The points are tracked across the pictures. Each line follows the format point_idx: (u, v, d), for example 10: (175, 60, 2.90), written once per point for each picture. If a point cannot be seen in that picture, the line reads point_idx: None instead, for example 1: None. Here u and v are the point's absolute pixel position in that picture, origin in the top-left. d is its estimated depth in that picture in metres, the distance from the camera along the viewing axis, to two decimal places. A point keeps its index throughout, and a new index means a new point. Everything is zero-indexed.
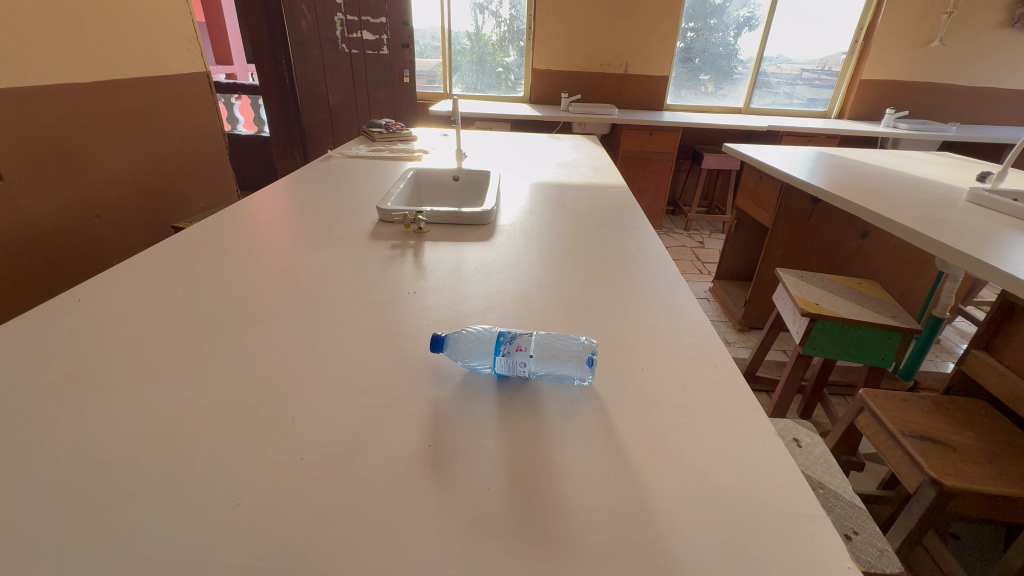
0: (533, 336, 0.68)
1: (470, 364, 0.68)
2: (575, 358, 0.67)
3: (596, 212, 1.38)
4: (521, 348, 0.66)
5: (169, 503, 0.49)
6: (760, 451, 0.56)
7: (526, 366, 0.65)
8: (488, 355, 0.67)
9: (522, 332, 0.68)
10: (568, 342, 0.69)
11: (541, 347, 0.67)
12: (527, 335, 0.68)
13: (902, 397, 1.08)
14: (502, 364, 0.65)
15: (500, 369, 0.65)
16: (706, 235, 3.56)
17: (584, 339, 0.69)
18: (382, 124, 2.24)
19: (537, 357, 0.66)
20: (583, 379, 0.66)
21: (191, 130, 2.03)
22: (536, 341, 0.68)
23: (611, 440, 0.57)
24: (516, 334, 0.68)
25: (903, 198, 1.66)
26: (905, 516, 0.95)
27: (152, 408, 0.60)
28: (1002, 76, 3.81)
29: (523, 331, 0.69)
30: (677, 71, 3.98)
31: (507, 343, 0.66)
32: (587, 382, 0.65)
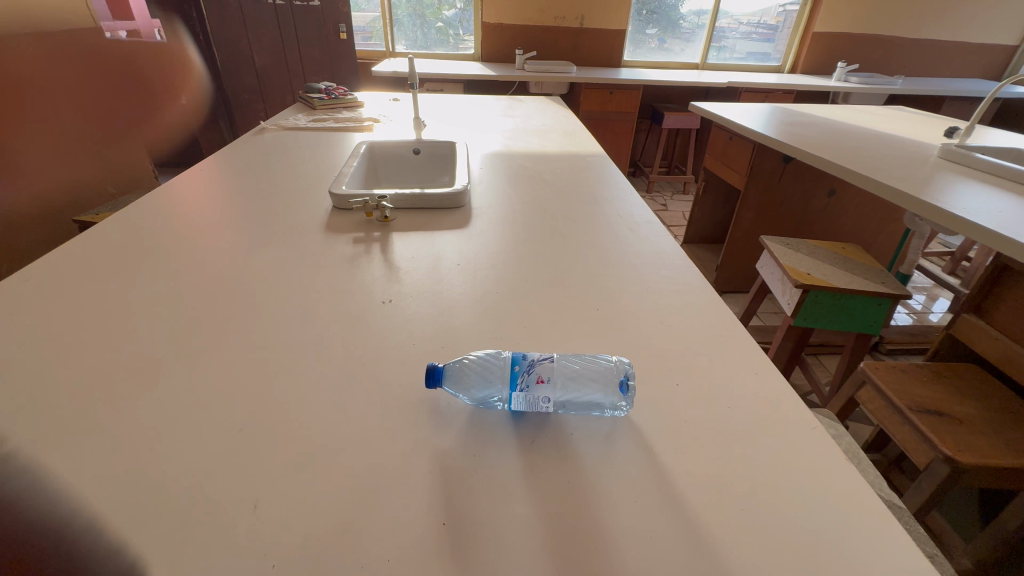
0: (554, 362, 0.56)
1: (478, 401, 0.55)
2: (604, 382, 0.56)
3: (579, 186, 1.25)
4: (542, 380, 0.54)
5: None
6: (836, 483, 0.48)
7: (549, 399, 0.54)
8: (500, 388, 0.55)
9: (540, 357, 0.56)
10: (592, 367, 0.58)
11: (564, 374, 0.56)
12: (547, 361, 0.56)
13: (901, 367, 1.05)
14: (518, 401, 0.53)
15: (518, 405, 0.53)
16: (668, 197, 3.52)
17: (613, 359, 0.58)
18: (322, 89, 1.96)
19: (562, 388, 0.54)
20: (618, 407, 0.55)
21: (87, 102, 1.69)
22: (557, 367, 0.56)
23: (664, 488, 0.47)
24: (535, 360, 0.56)
25: (879, 154, 1.62)
26: (914, 491, 0.93)
27: (54, 503, 0.44)
28: (940, 27, 3.93)
29: (541, 356, 0.57)
30: (631, 25, 3.82)
31: (523, 374, 0.54)
32: (622, 411, 0.54)
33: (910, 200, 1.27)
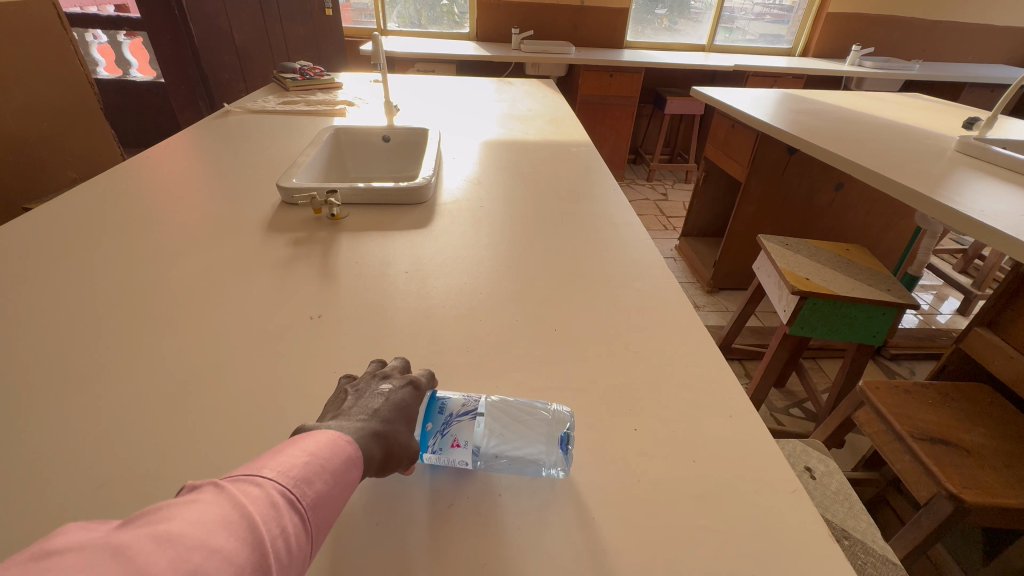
0: (477, 421, 0.48)
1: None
2: (542, 437, 0.47)
3: (558, 179, 1.15)
4: (457, 442, 0.46)
5: None
6: (817, 567, 0.39)
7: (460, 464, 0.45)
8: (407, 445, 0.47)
9: (461, 414, 0.49)
10: (522, 423, 0.49)
11: (487, 432, 0.47)
12: (468, 418, 0.48)
13: (904, 387, 0.96)
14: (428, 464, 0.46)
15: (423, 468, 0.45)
16: (669, 186, 3.39)
17: (553, 409, 0.50)
18: (296, 69, 1.85)
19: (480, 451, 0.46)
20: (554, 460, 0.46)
21: (42, 79, 1.58)
22: (479, 424, 0.48)
23: (601, 570, 0.38)
24: (454, 417, 0.48)
25: (890, 147, 1.50)
26: (912, 527, 0.84)
27: None
28: (964, 10, 3.72)
29: (463, 411, 0.49)
30: (636, 4, 3.63)
31: (435, 435, 0.47)
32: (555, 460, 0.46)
33: (921, 200, 1.16)
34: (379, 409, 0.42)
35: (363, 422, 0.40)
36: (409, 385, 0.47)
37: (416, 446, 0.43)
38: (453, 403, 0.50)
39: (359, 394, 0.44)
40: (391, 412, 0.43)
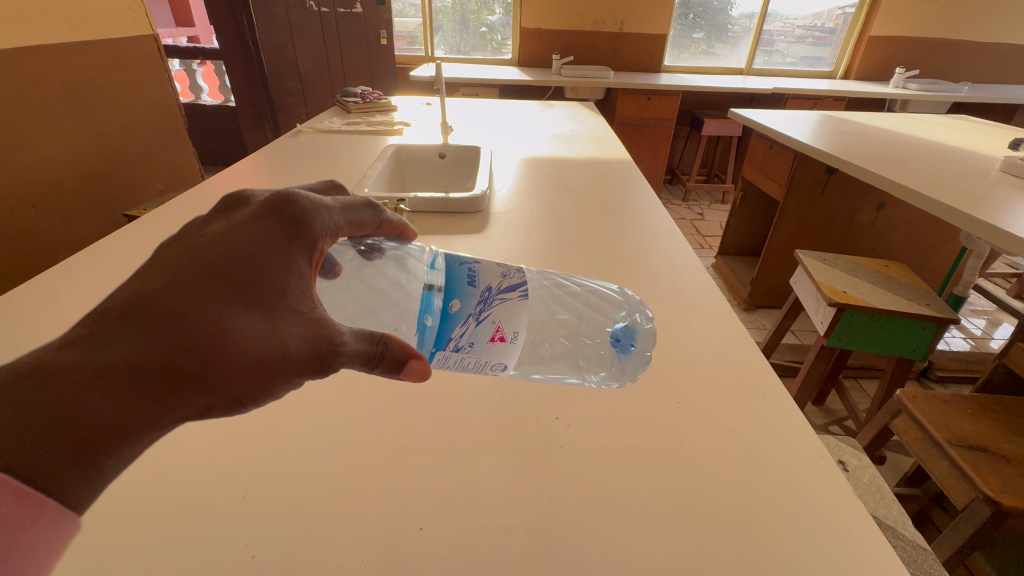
0: (522, 298, 0.54)
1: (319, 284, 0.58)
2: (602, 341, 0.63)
3: (600, 193, 1.23)
4: (496, 332, 0.52)
5: None
6: (844, 523, 0.44)
7: (494, 355, 0.52)
8: (428, 310, 0.52)
9: (499, 295, 0.54)
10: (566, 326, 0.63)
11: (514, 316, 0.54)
12: (513, 300, 0.54)
13: (942, 397, 0.97)
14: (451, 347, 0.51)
15: (443, 359, 0.51)
16: (706, 207, 3.42)
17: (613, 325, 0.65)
18: (357, 93, 2.02)
19: (515, 349, 0.53)
20: (616, 382, 0.60)
21: (141, 103, 1.80)
22: (510, 309, 0.54)
23: (650, 513, 0.45)
24: (494, 295, 0.54)
25: (932, 166, 1.51)
26: (952, 532, 0.86)
27: None
28: (1014, 32, 3.66)
29: (509, 288, 0.54)
30: (674, 29, 3.74)
31: (468, 319, 0.52)
32: (618, 386, 0.60)
33: (962, 218, 1.19)
34: (221, 308, 0.35)
35: (171, 328, 0.33)
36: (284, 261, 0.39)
37: (294, 354, 0.37)
38: (491, 274, 0.55)
39: (196, 272, 0.35)
40: (237, 313, 0.36)
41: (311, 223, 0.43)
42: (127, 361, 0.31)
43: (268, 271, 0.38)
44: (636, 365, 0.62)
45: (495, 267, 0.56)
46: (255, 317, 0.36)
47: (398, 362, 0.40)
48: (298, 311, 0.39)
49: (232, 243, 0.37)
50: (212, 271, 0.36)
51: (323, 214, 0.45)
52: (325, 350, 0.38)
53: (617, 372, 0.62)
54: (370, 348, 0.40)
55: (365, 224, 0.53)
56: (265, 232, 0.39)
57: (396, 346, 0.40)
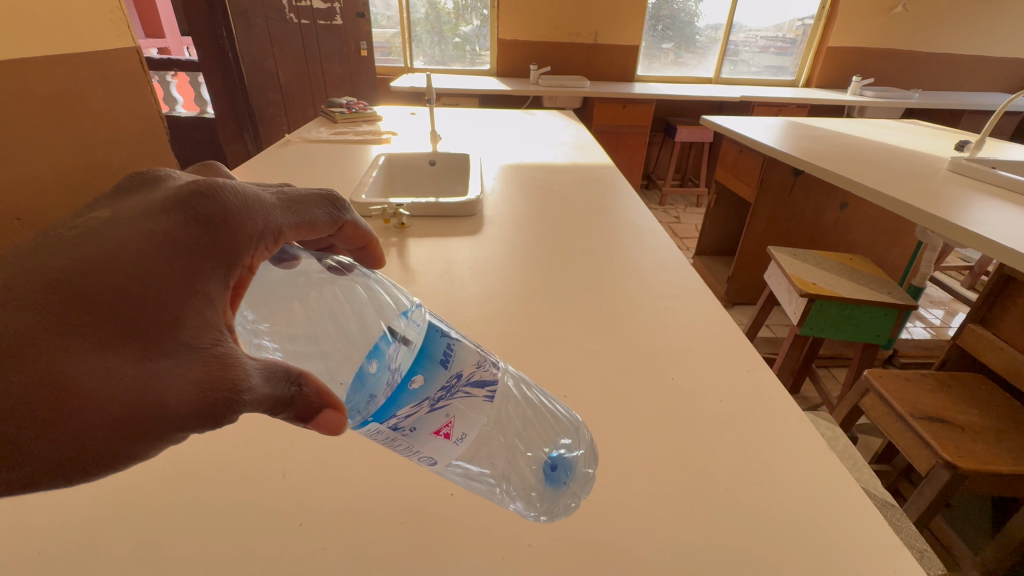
0: (485, 401, 0.46)
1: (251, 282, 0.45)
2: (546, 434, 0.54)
3: (586, 196, 1.30)
4: (447, 427, 0.41)
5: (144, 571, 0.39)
6: (821, 473, 0.51)
7: (430, 451, 0.42)
8: (415, 368, 0.40)
9: (466, 386, 0.44)
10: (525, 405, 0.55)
11: (472, 419, 0.44)
12: (478, 398, 0.44)
13: (906, 376, 1.07)
14: (397, 424, 0.39)
15: (372, 431, 0.39)
16: (681, 210, 3.55)
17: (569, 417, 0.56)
18: (342, 103, 2.05)
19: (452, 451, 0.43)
20: (545, 515, 0.47)
21: (122, 114, 1.78)
22: (471, 409, 0.44)
23: (655, 472, 0.50)
24: (464, 385, 0.44)
25: (888, 167, 1.64)
26: (917, 497, 0.94)
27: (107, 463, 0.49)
28: (957, 43, 3.94)
29: (479, 384, 0.45)
30: (645, 40, 3.88)
31: (427, 403, 0.40)
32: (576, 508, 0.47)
33: (917, 213, 1.29)
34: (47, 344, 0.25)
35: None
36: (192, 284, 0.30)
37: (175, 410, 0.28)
38: (467, 358, 0.45)
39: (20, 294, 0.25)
40: (80, 349, 0.26)
41: (230, 232, 0.33)
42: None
43: (143, 294, 0.28)
44: (582, 484, 0.50)
45: (472, 348, 0.47)
46: (113, 356, 0.27)
47: (315, 414, 0.32)
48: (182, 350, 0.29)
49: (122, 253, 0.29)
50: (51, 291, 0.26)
51: (249, 220, 0.35)
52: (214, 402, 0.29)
53: (551, 503, 0.48)
54: (281, 390, 0.30)
55: (319, 226, 0.43)
56: (152, 241, 0.30)
57: (320, 398, 0.32)
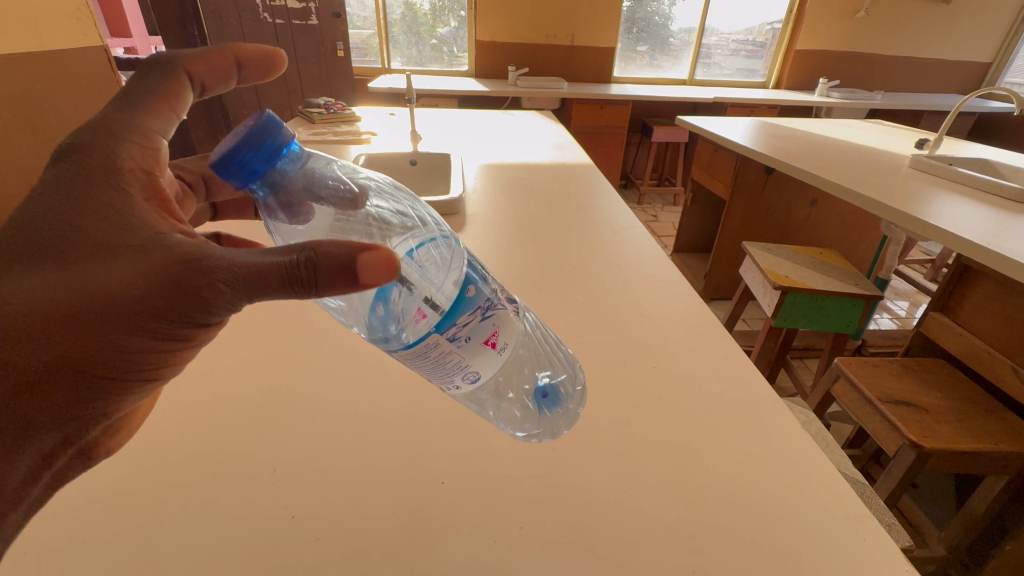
0: (513, 313, 0.47)
1: (259, 132, 0.38)
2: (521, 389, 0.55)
3: (567, 194, 1.32)
4: (494, 337, 0.42)
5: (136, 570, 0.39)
6: (797, 453, 0.53)
7: (479, 365, 0.42)
8: (466, 279, 0.41)
9: (500, 299, 0.45)
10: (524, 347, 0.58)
11: (513, 329, 0.45)
12: (509, 311, 0.45)
13: (874, 362, 1.12)
14: (454, 332, 0.40)
15: (432, 345, 0.39)
16: (659, 208, 3.61)
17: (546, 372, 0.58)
18: (320, 104, 2.03)
19: (497, 363, 0.44)
20: (551, 435, 0.55)
21: (89, 114, 1.73)
22: (509, 319, 0.45)
23: (639, 457, 0.52)
24: (500, 299, 0.44)
25: (854, 165, 1.71)
26: (886, 478, 0.98)
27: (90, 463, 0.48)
28: (916, 46, 4.12)
29: (508, 299, 0.47)
30: (621, 42, 3.95)
31: (479, 306, 0.41)
32: (568, 430, 0.55)
33: (881, 207, 1.35)
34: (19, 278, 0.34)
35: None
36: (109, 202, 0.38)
37: (147, 289, 0.36)
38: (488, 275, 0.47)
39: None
40: (45, 271, 0.35)
41: (107, 152, 0.40)
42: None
43: (73, 220, 0.37)
44: (569, 416, 0.57)
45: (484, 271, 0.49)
46: (82, 268, 0.36)
47: (349, 264, 0.36)
48: (123, 253, 0.37)
49: (50, 200, 0.37)
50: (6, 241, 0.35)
51: (121, 143, 0.41)
52: (177, 283, 0.37)
53: (550, 425, 0.56)
54: (283, 258, 0.36)
55: (176, 94, 0.47)
56: (64, 182, 0.38)
57: (330, 252, 0.36)
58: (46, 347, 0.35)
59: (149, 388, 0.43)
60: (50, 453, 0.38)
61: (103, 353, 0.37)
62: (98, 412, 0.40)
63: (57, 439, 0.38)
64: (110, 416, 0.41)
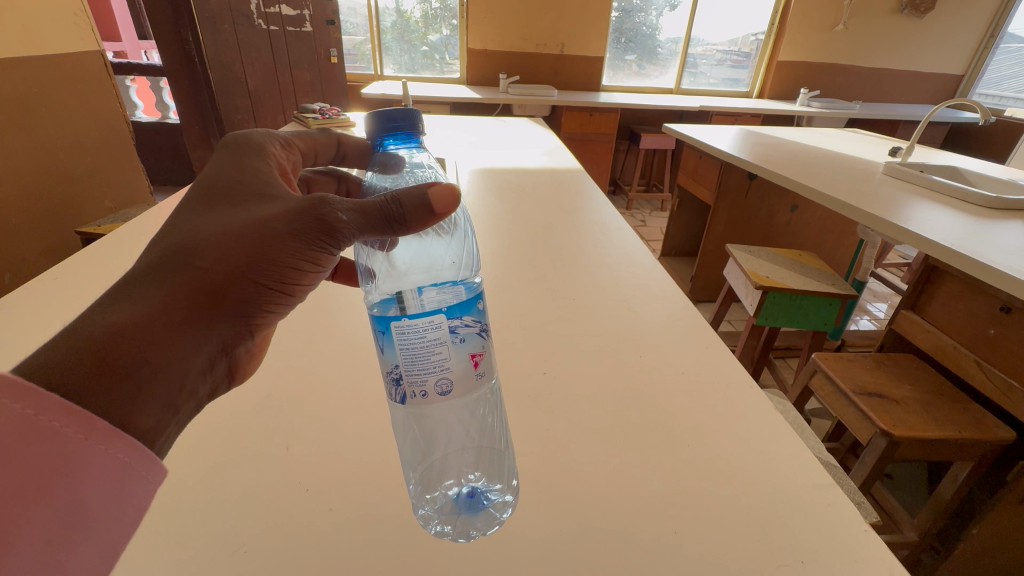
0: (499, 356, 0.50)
1: (408, 115, 0.53)
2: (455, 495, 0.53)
3: (558, 197, 1.37)
4: (480, 357, 0.46)
5: (168, 539, 0.42)
6: (771, 432, 0.58)
7: (457, 373, 0.44)
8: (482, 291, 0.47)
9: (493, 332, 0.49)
10: (479, 453, 0.57)
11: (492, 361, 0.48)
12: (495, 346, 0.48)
13: (849, 357, 1.18)
14: (455, 324, 0.44)
15: (434, 323, 0.43)
16: (647, 214, 3.69)
17: (496, 484, 0.53)
18: (315, 109, 2.07)
19: (472, 386, 0.45)
20: (463, 537, 0.46)
21: (85, 118, 1.74)
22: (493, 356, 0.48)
23: (627, 437, 0.56)
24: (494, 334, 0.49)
25: (832, 172, 1.78)
26: (859, 466, 1.04)
27: None
28: (892, 58, 4.27)
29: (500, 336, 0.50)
30: (609, 52, 4.03)
31: (482, 323, 0.46)
32: (480, 536, 0.46)
33: (856, 212, 1.43)
34: (206, 215, 0.43)
35: (185, 229, 0.42)
36: (267, 170, 0.49)
37: (293, 215, 0.44)
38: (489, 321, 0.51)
39: (179, 205, 0.44)
40: (218, 210, 0.44)
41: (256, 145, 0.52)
42: (151, 267, 0.39)
43: (240, 179, 0.46)
44: (491, 516, 0.49)
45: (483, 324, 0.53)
46: (242, 208, 0.44)
47: (425, 197, 0.45)
48: (275, 197, 0.46)
49: (220, 169, 0.47)
50: (193, 197, 0.45)
51: (266, 137, 0.53)
52: (303, 209, 0.44)
53: (465, 527, 0.48)
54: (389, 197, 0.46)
55: (317, 142, 0.62)
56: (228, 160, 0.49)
57: (415, 189, 0.46)
58: (225, 255, 0.41)
59: (275, 318, 0.48)
60: (216, 357, 0.42)
61: (262, 267, 0.43)
62: (250, 325, 0.44)
63: (220, 345, 0.42)
64: (253, 336, 0.46)
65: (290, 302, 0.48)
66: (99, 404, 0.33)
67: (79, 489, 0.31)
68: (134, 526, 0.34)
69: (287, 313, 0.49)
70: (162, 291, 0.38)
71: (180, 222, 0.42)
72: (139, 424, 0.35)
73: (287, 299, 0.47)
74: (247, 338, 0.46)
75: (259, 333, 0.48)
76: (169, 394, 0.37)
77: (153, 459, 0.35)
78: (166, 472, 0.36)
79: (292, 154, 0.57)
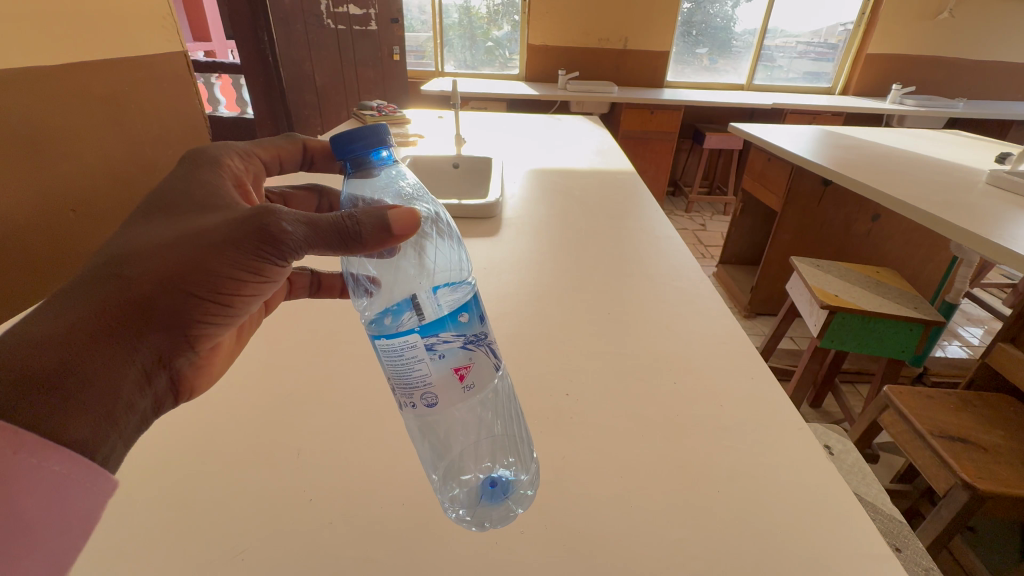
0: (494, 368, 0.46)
1: (374, 131, 0.51)
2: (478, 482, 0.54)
3: (605, 201, 1.31)
4: (466, 369, 0.43)
5: (174, 536, 0.43)
6: (820, 483, 0.51)
7: (439, 384, 0.42)
8: (467, 304, 0.44)
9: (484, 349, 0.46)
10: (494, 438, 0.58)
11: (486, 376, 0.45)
12: (490, 365, 0.46)
13: (928, 394, 1.04)
14: (432, 343, 0.42)
15: (408, 344, 0.41)
16: (708, 217, 3.50)
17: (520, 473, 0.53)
18: (373, 106, 2.12)
19: (460, 398, 0.43)
20: (477, 526, 0.47)
21: (168, 114, 1.88)
22: (488, 369, 0.45)
23: (651, 474, 0.51)
24: (489, 344, 0.46)
25: (921, 179, 1.59)
26: (934, 519, 0.91)
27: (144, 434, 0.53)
28: (1007, 50, 3.78)
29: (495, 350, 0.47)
30: (676, 46, 3.85)
31: (459, 340, 0.43)
32: (497, 528, 0.47)
33: (947, 226, 1.26)
34: (147, 229, 0.44)
35: (126, 241, 0.42)
36: (217, 185, 0.49)
37: (230, 229, 0.43)
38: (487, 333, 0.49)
39: (128, 218, 0.45)
40: (162, 223, 0.44)
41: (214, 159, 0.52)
42: (87, 278, 0.40)
43: (188, 195, 0.47)
44: (507, 510, 0.49)
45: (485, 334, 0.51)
46: (184, 221, 0.44)
47: (383, 221, 0.45)
48: (218, 210, 0.45)
49: (173, 184, 0.48)
50: (141, 211, 0.46)
51: (224, 150, 0.54)
52: (248, 220, 0.43)
53: (481, 515, 0.49)
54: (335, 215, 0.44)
55: (283, 149, 0.62)
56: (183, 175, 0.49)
57: (370, 210, 0.45)
58: (156, 267, 0.41)
59: (219, 328, 0.47)
60: (150, 368, 0.42)
61: (197, 279, 0.42)
62: (188, 336, 0.44)
63: (155, 356, 0.42)
64: (195, 347, 0.46)
65: (235, 312, 0.47)
66: (29, 415, 0.34)
67: (14, 502, 0.33)
68: (82, 539, 0.37)
69: (234, 321, 0.48)
70: (89, 302, 0.38)
71: (123, 236, 0.43)
72: (72, 436, 0.36)
73: (226, 309, 0.46)
74: (188, 349, 0.45)
75: (204, 344, 0.47)
76: (101, 405, 0.38)
77: (103, 473, 0.38)
78: (117, 484, 0.38)
79: (251, 164, 0.57)
